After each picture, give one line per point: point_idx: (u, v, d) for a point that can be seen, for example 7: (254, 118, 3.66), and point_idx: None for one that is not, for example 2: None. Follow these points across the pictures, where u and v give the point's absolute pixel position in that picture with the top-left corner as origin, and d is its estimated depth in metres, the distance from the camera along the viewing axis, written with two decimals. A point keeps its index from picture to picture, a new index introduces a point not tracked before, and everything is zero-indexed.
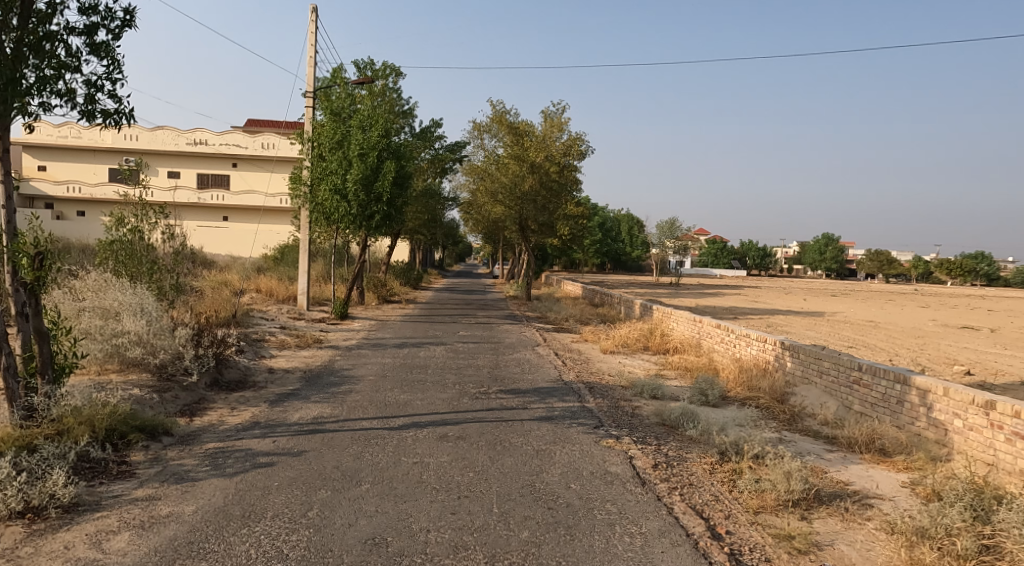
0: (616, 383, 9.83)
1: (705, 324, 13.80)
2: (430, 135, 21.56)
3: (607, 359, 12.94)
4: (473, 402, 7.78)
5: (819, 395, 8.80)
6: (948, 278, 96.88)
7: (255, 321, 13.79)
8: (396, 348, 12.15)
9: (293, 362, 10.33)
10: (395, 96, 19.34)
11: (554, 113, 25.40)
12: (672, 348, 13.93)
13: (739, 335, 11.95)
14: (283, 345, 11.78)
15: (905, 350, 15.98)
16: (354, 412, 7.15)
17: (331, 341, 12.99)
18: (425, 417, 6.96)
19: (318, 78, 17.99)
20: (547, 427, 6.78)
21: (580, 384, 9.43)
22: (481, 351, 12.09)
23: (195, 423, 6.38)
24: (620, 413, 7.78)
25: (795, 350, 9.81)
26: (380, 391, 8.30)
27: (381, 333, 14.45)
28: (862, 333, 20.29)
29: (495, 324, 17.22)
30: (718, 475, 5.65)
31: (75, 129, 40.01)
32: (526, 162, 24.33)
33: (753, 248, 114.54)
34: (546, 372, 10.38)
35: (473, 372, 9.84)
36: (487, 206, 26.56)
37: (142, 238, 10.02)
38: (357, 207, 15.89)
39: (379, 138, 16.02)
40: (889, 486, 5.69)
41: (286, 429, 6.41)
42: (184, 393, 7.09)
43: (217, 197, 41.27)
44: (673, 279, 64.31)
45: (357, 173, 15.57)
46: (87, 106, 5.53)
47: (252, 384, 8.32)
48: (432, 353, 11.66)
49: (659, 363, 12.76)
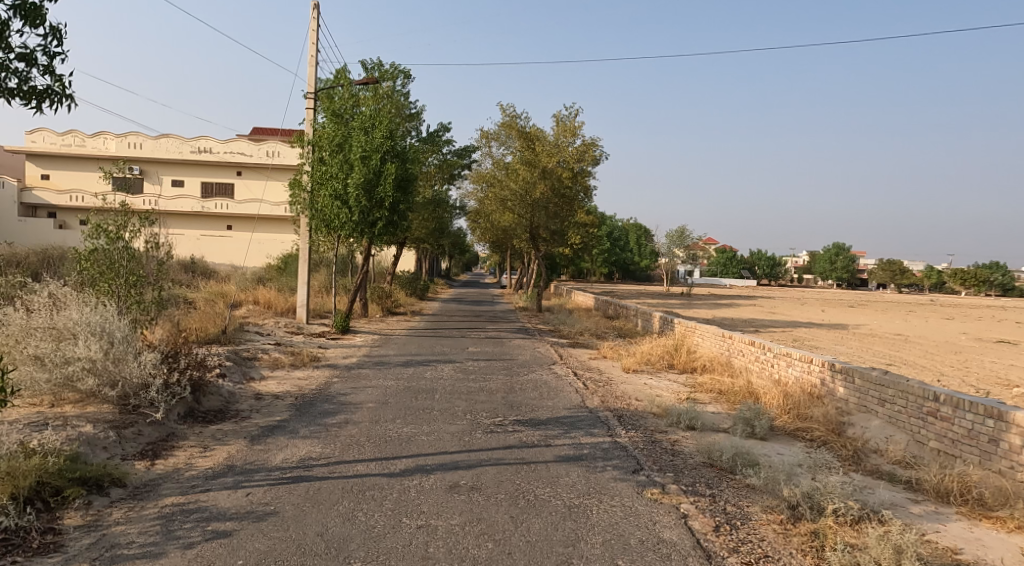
0: (647, 411, 8.73)
1: (736, 341, 12.71)
2: (438, 139, 20.63)
3: (630, 379, 11.82)
4: (488, 437, 6.69)
5: (882, 427, 7.70)
6: (962, 288, 95.38)
7: (249, 337, 12.77)
8: (400, 367, 11.05)
9: (284, 384, 9.25)
10: (403, 98, 18.46)
11: (567, 117, 24.46)
12: (700, 368, 12.85)
13: (777, 354, 10.88)
14: (276, 364, 10.70)
15: (950, 369, 14.77)
16: (349, 450, 6.09)
17: (329, 359, 11.92)
18: (433, 458, 5.89)
19: (320, 79, 17.11)
20: (577, 472, 5.69)
21: (605, 412, 8.34)
22: (493, 371, 10.97)
23: (156, 469, 5.32)
24: (658, 451, 6.68)
25: (849, 374, 8.70)
26: (380, 422, 7.21)
27: (385, 349, 13.39)
28: (896, 349, 19.15)
29: (506, 339, 16.15)
30: (796, 540, 4.56)
31: (79, 137, 39.42)
32: (538, 167, 23.24)
33: (763, 258, 113.68)
34: (567, 395, 9.28)
35: (487, 398, 8.76)
36: (496, 213, 25.59)
37: (122, 247, 8.92)
38: (359, 214, 14.85)
39: (383, 139, 15.04)
40: (1008, 556, 4.57)
41: (266, 476, 5.34)
42: (149, 429, 6.04)
43: (221, 206, 40.38)
44: (683, 290, 63.31)
45: (358, 177, 14.55)
46: (19, 84, 4.56)
47: (233, 414, 7.25)
48: (440, 373, 10.57)
49: (688, 385, 11.64)
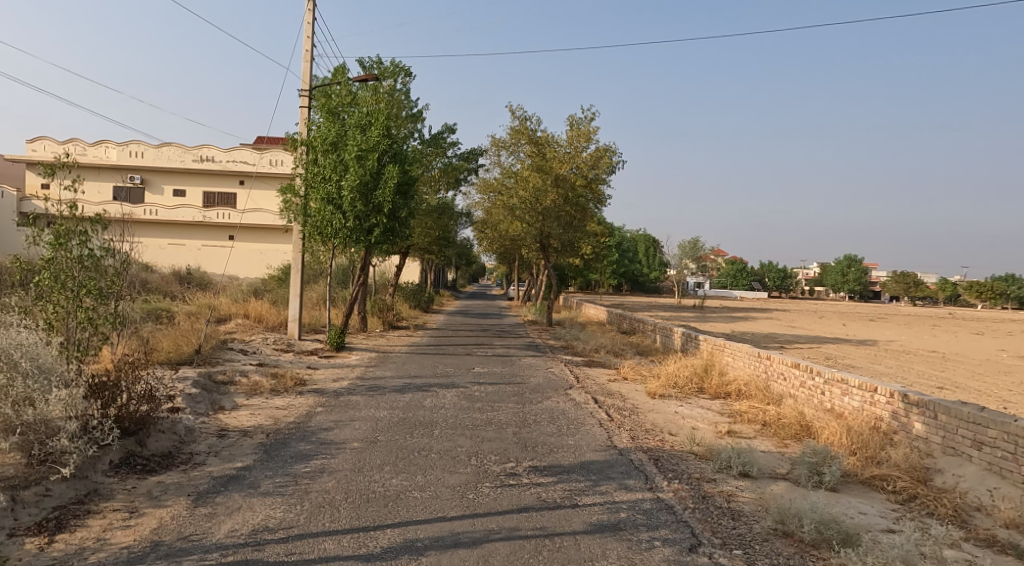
0: (688, 452, 7.33)
1: (776, 363, 11.41)
2: (443, 141, 19.32)
3: (658, 406, 10.38)
4: (499, 495, 5.31)
5: (983, 478, 6.35)
6: (978, 301, 93.42)
7: (230, 356, 11.41)
8: (396, 393, 9.64)
9: (258, 416, 7.83)
10: (404, 97, 17.17)
11: (581, 121, 23.09)
12: (734, 393, 11.46)
13: (830, 380, 9.53)
14: (254, 389, 9.31)
15: (1011, 394, 13.26)
16: (320, 516, 4.71)
17: (317, 382, 10.52)
18: (431, 528, 4.54)
19: (316, 76, 15.83)
20: (616, 551, 4.30)
21: (639, 454, 6.96)
22: (503, 398, 9.59)
23: (52, 551, 3.93)
24: (714, 511, 5.31)
25: (929, 408, 7.39)
26: (364, 470, 5.82)
27: (381, 370, 12.01)
28: (938, 370, 17.66)
29: (515, 357, 14.76)
30: None
31: (79, 145, 38.48)
32: (549, 174, 21.92)
33: (773, 270, 112.17)
34: (591, 431, 7.89)
35: (496, 435, 7.37)
36: (504, 222, 24.27)
37: (77, 256, 7.42)
38: (354, 219, 13.50)
39: (380, 138, 13.70)
40: None
41: (200, 562, 3.93)
42: (56, 489, 4.68)
43: (223, 216, 39.20)
44: (694, 302, 61.82)
45: (354, 180, 13.20)
46: None
47: (185, 458, 5.87)
48: (441, 401, 9.17)
49: (725, 413, 10.24)
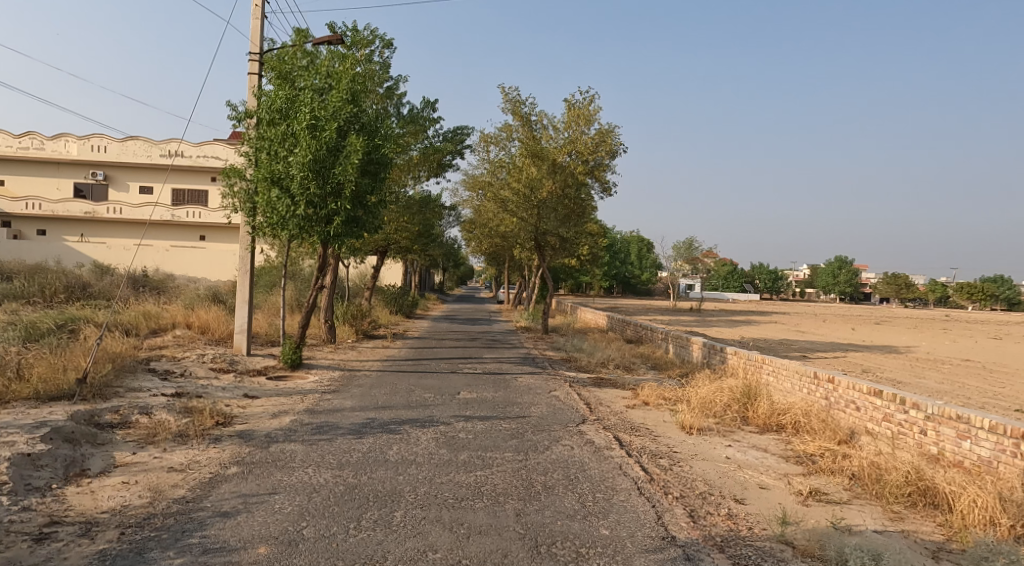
0: (784, 545, 4.80)
1: (844, 388, 8.98)
2: (424, 121, 16.73)
3: (702, 449, 7.87)
4: None
5: None
6: (967, 304, 92.55)
7: (140, 383, 8.71)
8: (349, 439, 6.98)
9: (130, 487, 5.19)
10: (379, 67, 14.60)
11: (579, 102, 20.54)
12: (790, 425, 8.98)
13: (940, 416, 7.08)
14: (149, 435, 6.65)
15: None
16: None
17: (248, 419, 7.86)
18: None
19: (270, 39, 13.21)
20: None
21: (716, 559, 4.41)
22: (497, 444, 7.02)
23: None
24: None
25: None
26: None
27: (340, 398, 9.36)
28: (994, 385, 15.31)
29: (509, 375, 12.18)
30: None
31: (37, 139, 35.44)
32: (545, 161, 19.42)
33: (765, 272, 110.48)
34: (632, 506, 5.32)
35: (491, 520, 4.78)
36: (494, 217, 21.75)
37: None
38: (306, 205, 10.90)
39: (341, 106, 11.08)
40: None
41: None
42: None
43: (193, 214, 36.50)
44: (688, 306, 59.61)
45: (304, 154, 10.60)
46: None
47: None
48: (412, 450, 6.58)
49: (791, 457, 7.75)
